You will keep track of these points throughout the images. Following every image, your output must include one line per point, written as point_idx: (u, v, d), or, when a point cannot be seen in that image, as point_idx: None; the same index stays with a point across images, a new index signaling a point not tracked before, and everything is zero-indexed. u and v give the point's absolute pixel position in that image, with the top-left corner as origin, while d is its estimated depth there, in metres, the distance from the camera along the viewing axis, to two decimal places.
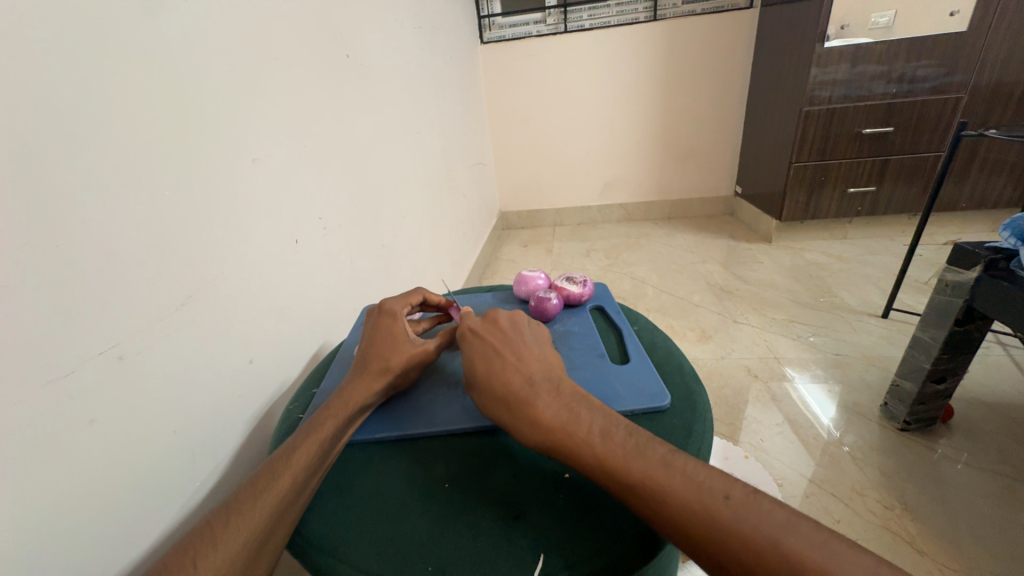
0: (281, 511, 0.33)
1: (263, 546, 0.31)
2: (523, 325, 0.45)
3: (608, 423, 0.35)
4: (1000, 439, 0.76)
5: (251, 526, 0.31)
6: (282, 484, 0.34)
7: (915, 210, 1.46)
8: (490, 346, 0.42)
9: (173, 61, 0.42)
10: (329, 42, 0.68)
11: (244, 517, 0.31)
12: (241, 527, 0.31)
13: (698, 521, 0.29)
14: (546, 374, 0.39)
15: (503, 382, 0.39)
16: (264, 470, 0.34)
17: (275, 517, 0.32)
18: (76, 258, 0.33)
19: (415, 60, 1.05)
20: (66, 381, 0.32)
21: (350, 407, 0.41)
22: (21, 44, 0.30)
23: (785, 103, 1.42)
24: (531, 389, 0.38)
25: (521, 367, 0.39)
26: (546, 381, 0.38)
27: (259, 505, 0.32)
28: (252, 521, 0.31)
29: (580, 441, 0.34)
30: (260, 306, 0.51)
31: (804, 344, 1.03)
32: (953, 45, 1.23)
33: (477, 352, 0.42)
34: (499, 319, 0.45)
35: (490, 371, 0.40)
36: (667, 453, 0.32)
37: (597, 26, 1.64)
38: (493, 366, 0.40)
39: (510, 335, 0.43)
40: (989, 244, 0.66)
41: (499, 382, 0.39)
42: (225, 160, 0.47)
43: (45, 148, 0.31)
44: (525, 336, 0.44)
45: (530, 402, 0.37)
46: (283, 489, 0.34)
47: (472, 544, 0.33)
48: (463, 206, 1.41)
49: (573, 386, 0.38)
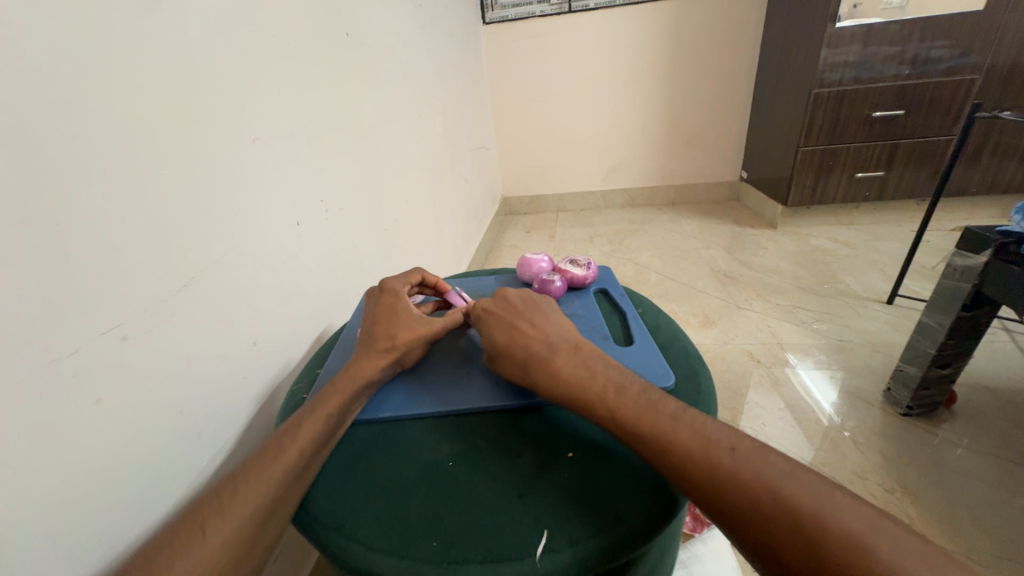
0: (287, 484, 0.33)
1: (270, 516, 0.32)
2: (535, 299, 0.47)
3: (623, 378, 0.37)
4: (1003, 423, 0.76)
5: (257, 497, 0.31)
6: (288, 457, 0.34)
7: (924, 195, 1.44)
8: (506, 321, 0.43)
9: (172, 39, 0.41)
10: (329, 19, 0.67)
11: (251, 486, 0.32)
12: (247, 498, 0.31)
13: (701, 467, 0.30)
14: (563, 337, 0.41)
15: (527, 348, 0.40)
16: (271, 444, 0.35)
17: (280, 489, 0.33)
18: (81, 239, 0.33)
19: (416, 41, 1.03)
20: (71, 359, 0.32)
21: (356, 384, 0.41)
22: (13, 13, 0.29)
23: (794, 84, 1.39)
24: (550, 351, 0.40)
25: (539, 334, 0.41)
26: (564, 342, 0.40)
27: (265, 477, 0.32)
28: (258, 492, 0.32)
29: (595, 397, 0.36)
30: (262, 288, 0.51)
31: (808, 330, 1.03)
32: (970, 24, 1.20)
33: (494, 324, 0.44)
34: (508, 295, 0.46)
35: (510, 341, 0.42)
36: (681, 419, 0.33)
37: (602, 5, 1.59)
38: (512, 338, 0.42)
39: (521, 308, 0.45)
40: (998, 228, 0.65)
41: (519, 348, 0.41)
42: (225, 141, 0.47)
43: (46, 122, 0.31)
44: (540, 308, 0.45)
45: (550, 362, 0.39)
46: (290, 461, 0.34)
47: (477, 521, 0.33)
48: (465, 190, 1.39)
49: (591, 346, 0.40)
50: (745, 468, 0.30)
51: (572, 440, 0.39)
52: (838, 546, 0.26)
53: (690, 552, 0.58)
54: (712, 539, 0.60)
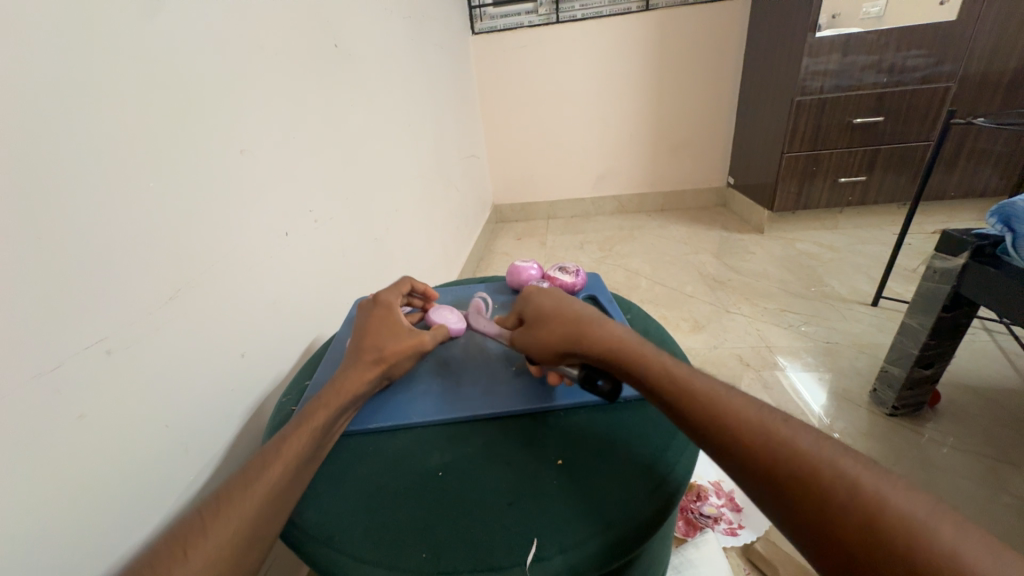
0: (274, 501, 0.32)
1: (257, 535, 0.31)
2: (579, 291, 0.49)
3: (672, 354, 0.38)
4: (986, 422, 0.78)
5: (243, 516, 0.31)
6: (274, 474, 0.33)
7: (905, 199, 1.48)
8: (557, 295, 0.45)
9: (160, 53, 0.41)
10: (316, 29, 0.67)
11: (236, 506, 0.31)
12: (233, 517, 0.30)
13: (757, 435, 0.31)
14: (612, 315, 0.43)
15: (578, 312, 0.41)
16: (258, 458, 0.34)
17: (267, 508, 0.32)
18: (63, 254, 0.32)
19: (405, 51, 1.04)
20: (52, 376, 0.31)
21: (342, 398, 0.40)
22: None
23: (777, 92, 1.42)
24: (604, 319, 0.41)
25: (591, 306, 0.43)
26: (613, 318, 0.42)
27: (250, 494, 0.32)
28: (243, 510, 0.31)
29: (651, 358, 0.36)
30: (251, 299, 0.51)
31: (795, 332, 1.05)
32: (943, 35, 1.24)
33: (545, 296, 0.45)
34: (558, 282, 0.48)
35: (561, 308, 0.43)
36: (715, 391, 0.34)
37: (589, 16, 1.62)
38: (563, 305, 0.43)
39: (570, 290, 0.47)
40: (975, 231, 0.67)
41: (570, 312, 0.42)
42: (213, 154, 0.47)
43: (30, 136, 0.31)
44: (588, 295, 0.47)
45: (604, 325, 0.40)
46: (276, 478, 0.33)
47: (466, 530, 0.33)
48: (455, 199, 1.40)
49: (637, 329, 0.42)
50: (801, 442, 0.30)
51: (561, 447, 0.39)
52: (897, 531, 0.26)
53: (682, 557, 0.58)
54: (704, 543, 0.61)
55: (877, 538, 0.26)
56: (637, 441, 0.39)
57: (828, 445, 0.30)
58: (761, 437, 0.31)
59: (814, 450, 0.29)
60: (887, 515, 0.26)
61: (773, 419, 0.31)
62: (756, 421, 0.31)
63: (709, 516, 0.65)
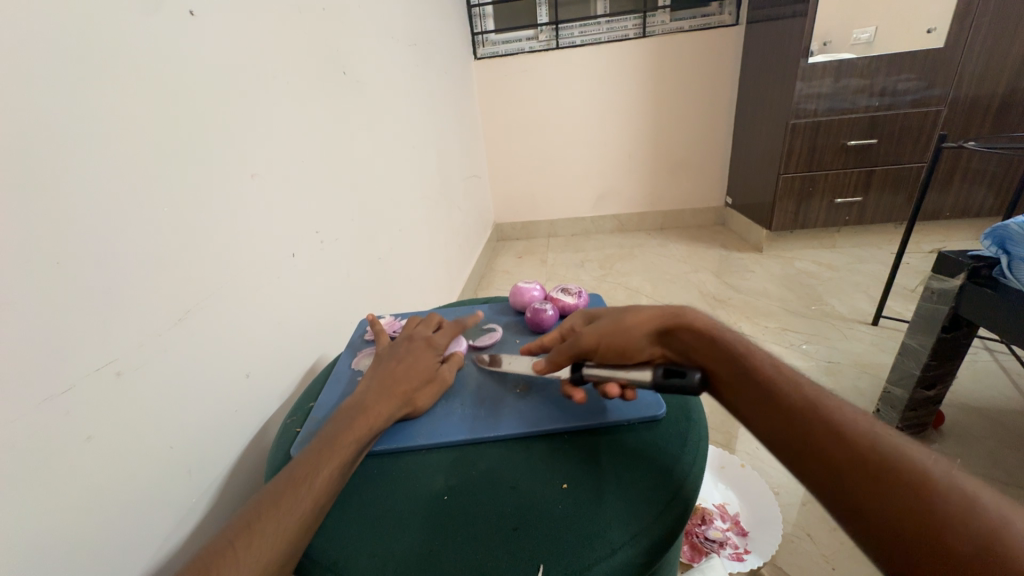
0: (296, 535, 0.31)
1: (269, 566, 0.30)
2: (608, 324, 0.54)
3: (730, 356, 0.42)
4: (991, 443, 0.77)
5: (261, 551, 0.29)
6: (295, 509, 0.32)
7: (901, 219, 1.50)
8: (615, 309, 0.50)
9: (173, 81, 0.43)
10: (327, 59, 0.71)
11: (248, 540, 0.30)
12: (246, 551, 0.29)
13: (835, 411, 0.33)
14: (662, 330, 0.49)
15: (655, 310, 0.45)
16: (283, 479, 0.33)
17: (281, 539, 0.31)
18: (76, 277, 0.33)
19: (411, 80, 1.07)
20: (61, 399, 0.32)
21: (364, 432, 0.39)
22: (14, 56, 0.30)
23: (773, 114, 1.46)
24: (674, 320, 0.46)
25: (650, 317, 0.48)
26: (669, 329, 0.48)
27: (270, 528, 0.30)
28: (262, 544, 0.30)
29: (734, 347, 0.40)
30: (258, 320, 0.52)
31: (797, 351, 1.05)
32: (932, 60, 1.28)
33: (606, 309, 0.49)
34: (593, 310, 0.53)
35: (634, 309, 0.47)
36: (791, 378, 0.37)
37: (588, 42, 1.68)
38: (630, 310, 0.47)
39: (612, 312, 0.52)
40: (970, 252, 0.68)
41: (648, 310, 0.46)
42: (221, 178, 0.48)
43: (43, 165, 0.32)
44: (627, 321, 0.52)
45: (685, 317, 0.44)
46: (297, 513, 0.32)
47: (472, 555, 0.33)
48: (457, 218, 1.41)
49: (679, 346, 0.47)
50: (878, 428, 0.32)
51: (565, 471, 0.39)
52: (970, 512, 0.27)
53: None
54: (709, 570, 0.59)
55: (949, 511, 0.27)
56: (641, 463, 0.39)
57: (879, 430, 0.31)
58: (841, 417, 0.32)
59: (874, 437, 0.31)
60: (955, 495, 0.27)
61: (851, 408, 0.34)
62: (834, 404, 0.34)
63: (714, 539, 0.64)
